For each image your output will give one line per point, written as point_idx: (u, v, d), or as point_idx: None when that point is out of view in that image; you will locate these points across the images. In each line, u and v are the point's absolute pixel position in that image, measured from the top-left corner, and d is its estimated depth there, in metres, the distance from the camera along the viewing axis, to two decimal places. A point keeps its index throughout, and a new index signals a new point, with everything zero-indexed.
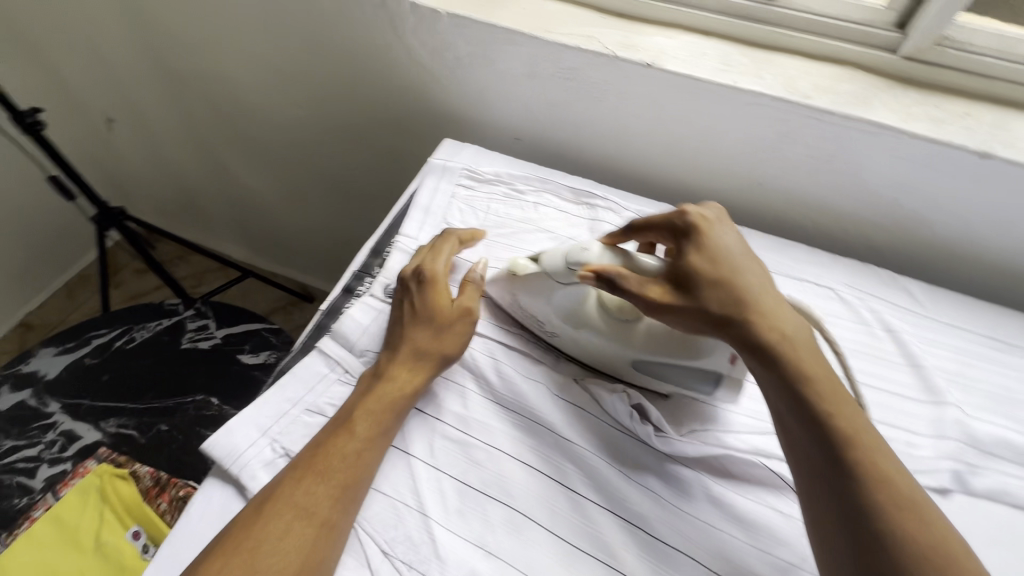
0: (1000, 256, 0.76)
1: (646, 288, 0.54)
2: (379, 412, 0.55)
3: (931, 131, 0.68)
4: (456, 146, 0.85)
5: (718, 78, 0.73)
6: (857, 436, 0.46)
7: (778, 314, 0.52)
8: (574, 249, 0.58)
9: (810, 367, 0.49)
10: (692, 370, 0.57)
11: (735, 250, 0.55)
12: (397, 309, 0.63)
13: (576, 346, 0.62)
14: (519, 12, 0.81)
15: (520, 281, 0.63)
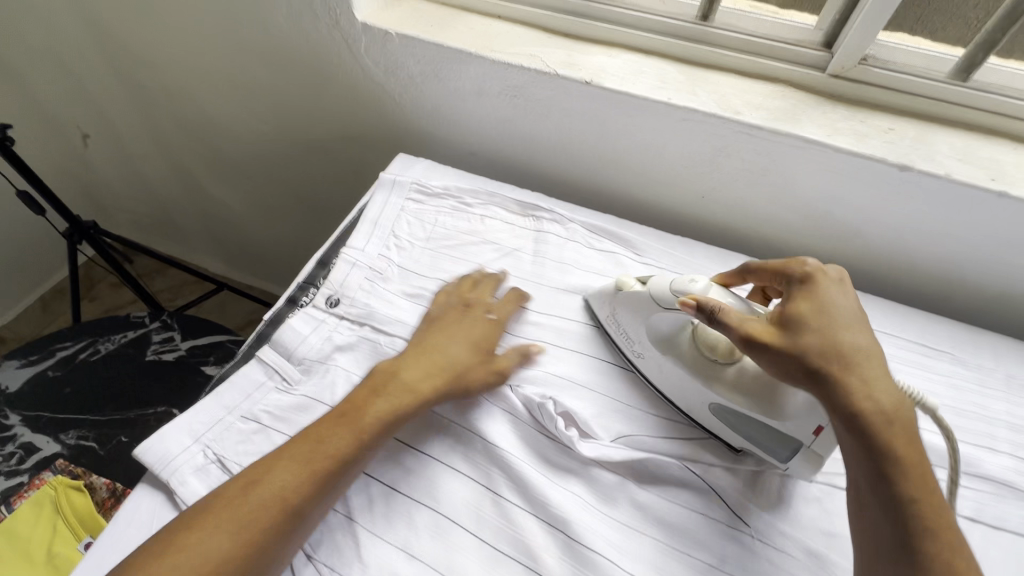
0: (931, 265, 0.79)
1: (746, 322, 0.54)
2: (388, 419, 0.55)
3: (854, 145, 0.71)
4: (408, 161, 0.88)
5: (654, 95, 0.76)
6: (933, 511, 0.45)
7: (873, 374, 0.50)
8: (682, 279, 0.61)
9: (897, 432, 0.48)
10: (771, 430, 0.55)
11: (845, 309, 0.54)
12: (463, 330, 0.65)
13: (655, 371, 0.63)
14: (467, 33, 0.85)
15: (624, 299, 0.65)
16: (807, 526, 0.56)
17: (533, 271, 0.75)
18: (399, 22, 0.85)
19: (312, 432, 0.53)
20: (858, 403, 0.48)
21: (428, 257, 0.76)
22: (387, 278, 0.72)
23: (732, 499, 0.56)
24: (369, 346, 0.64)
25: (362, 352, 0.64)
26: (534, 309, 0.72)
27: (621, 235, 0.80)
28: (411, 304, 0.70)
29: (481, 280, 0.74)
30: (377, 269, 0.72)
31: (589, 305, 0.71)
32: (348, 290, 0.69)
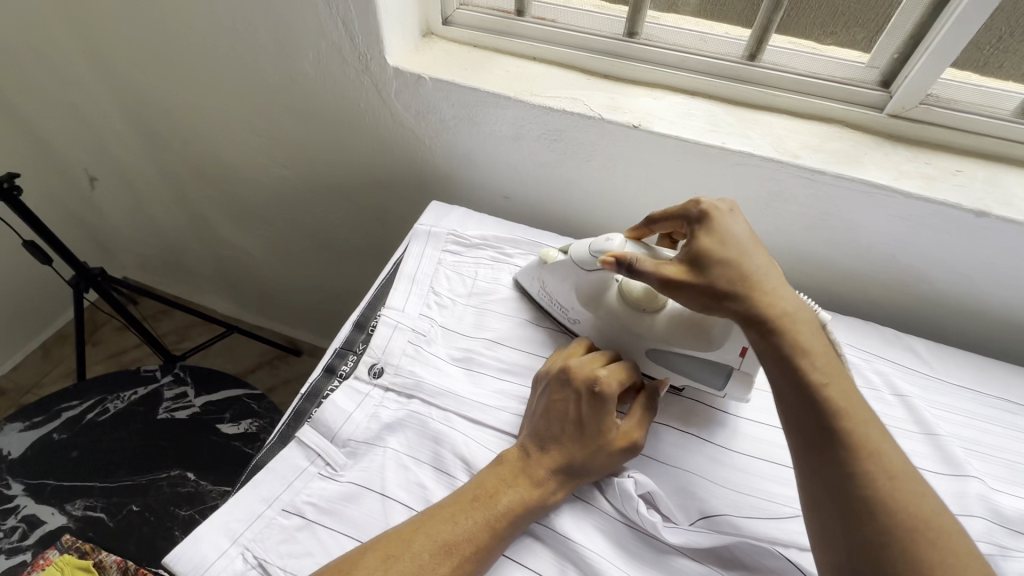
0: (1005, 310, 0.75)
1: (660, 267, 0.55)
2: (520, 509, 0.51)
3: (924, 190, 0.67)
4: (442, 210, 0.84)
5: (707, 139, 0.72)
6: (847, 410, 0.46)
7: (775, 286, 0.51)
8: (598, 241, 0.63)
9: (806, 335, 0.49)
10: (704, 360, 0.60)
11: (739, 231, 0.55)
12: (571, 403, 0.57)
13: (595, 330, 0.66)
14: (504, 76, 0.82)
15: (549, 270, 0.68)
16: None
17: None
18: (432, 67, 0.82)
19: (438, 510, 0.51)
20: (767, 316, 0.50)
21: (472, 315, 0.71)
22: (431, 341, 0.67)
23: None
24: (420, 423, 0.59)
25: (412, 429, 0.58)
26: None
27: None
28: (457, 370, 0.65)
29: (530, 340, 0.68)
30: (420, 331, 0.67)
31: (518, 280, 0.74)
32: (391, 356, 0.64)
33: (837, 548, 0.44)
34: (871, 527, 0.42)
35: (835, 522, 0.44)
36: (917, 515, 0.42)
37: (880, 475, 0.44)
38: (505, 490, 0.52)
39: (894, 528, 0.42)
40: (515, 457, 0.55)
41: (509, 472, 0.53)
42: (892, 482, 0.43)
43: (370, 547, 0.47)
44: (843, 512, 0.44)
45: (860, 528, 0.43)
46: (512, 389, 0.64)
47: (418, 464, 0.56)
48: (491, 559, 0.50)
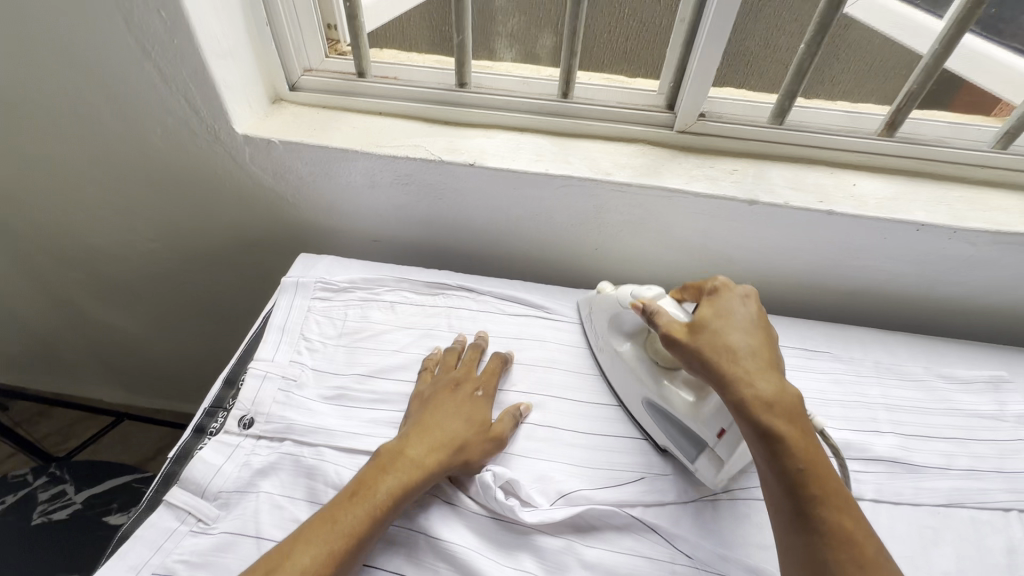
0: (796, 275, 0.90)
1: (670, 326, 0.62)
2: (400, 491, 0.56)
3: (709, 189, 0.81)
4: (310, 260, 0.88)
5: (534, 167, 0.83)
6: (819, 488, 0.51)
7: (764, 371, 0.57)
8: (641, 287, 0.70)
9: (781, 416, 0.54)
10: (682, 427, 0.63)
11: (741, 314, 0.62)
12: (461, 401, 0.67)
13: (611, 364, 0.72)
14: (352, 132, 0.89)
15: (598, 301, 0.76)
16: (743, 544, 0.60)
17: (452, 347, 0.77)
18: (281, 130, 0.88)
19: (322, 514, 0.54)
20: (755, 399, 0.55)
21: (343, 353, 0.75)
22: (303, 385, 0.70)
23: (671, 535, 0.59)
24: (294, 463, 0.62)
25: (286, 470, 0.61)
26: None
27: (528, 298, 0.84)
28: (329, 407, 0.68)
29: (400, 367, 0.74)
30: (290, 377, 0.70)
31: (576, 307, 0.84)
32: (262, 406, 0.67)
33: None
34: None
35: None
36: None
37: (849, 566, 0.48)
38: (388, 475, 0.57)
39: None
40: (398, 447, 0.60)
41: (391, 461, 0.59)
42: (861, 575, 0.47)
43: (260, 558, 0.51)
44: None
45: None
46: (384, 416, 0.68)
47: (292, 502, 0.59)
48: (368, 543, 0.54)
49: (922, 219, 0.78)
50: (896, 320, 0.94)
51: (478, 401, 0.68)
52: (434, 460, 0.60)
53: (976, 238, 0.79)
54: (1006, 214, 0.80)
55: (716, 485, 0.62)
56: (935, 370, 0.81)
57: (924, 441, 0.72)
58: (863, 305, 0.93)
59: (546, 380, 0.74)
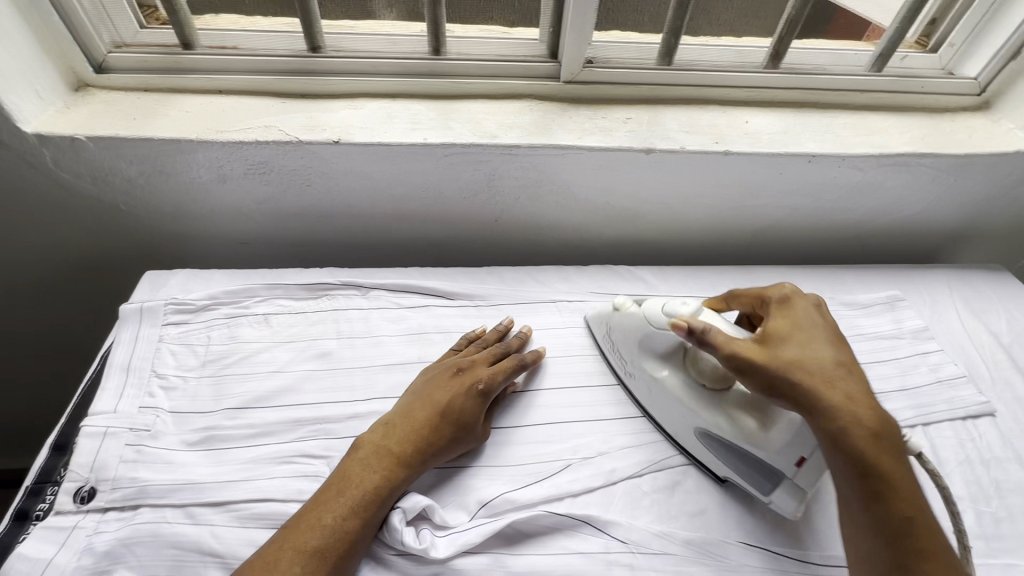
0: (701, 222, 0.88)
1: (737, 344, 0.53)
2: (355, 524, 0.50)
3: (604, 142, 0.75)
4: (159, 278, 0.73)
5: (409, 138, 0.73)
6: (920, 537, 0.46)
7: (861, 398, 0.51)
8: (674, 300, 0.61)
9: (884, 451, 0.48)
10: (753, 460, 0.56)
11: (824, 330, 0.56)
12: (407, 407, 0.60)
13: (645, 388, 0.64)
14: (184, 117, 0.73)
15: (619, 322, 0.65)
16: (677, 516, 0.57)
17: (342, 356, 0.67)
18: (89, 123, 0.71)
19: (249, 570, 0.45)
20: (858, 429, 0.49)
21: (209, 385, 0.63)
22: (159, 434, 0.58)
23: (605, 523, 0.55)
24: (153, 533, 0.51)
25: (144, 545, 0.50)
26: (355, 398, 0.63)
27: (425, 286, 0.75)
28: (196, 454, 0.57)
29: (282, 390, 0.63)
30: (141, 426, 0.58)
31: (585, 319, 0.74)
32: (105, 470, 0.54)
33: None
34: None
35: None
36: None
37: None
38: (337, 511, 0.50)
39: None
40: (339, 476, 0.53)
41: (335, 490, 0.52)
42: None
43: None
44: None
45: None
46: (265, 451, 0.58)
47: None
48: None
49: (813, 150, 0.78)
50: (799, 253, 0.95)
51: (428, 399, 0.60)
52: (386, 479, 0.53)
53: (863, 163, 0.80)
54: (886, 136, 0.81)
55: (794, 516, 0.56)
56: (837, 300, 0.82)
57: None
58: (767, 243, 0.93)
59: None
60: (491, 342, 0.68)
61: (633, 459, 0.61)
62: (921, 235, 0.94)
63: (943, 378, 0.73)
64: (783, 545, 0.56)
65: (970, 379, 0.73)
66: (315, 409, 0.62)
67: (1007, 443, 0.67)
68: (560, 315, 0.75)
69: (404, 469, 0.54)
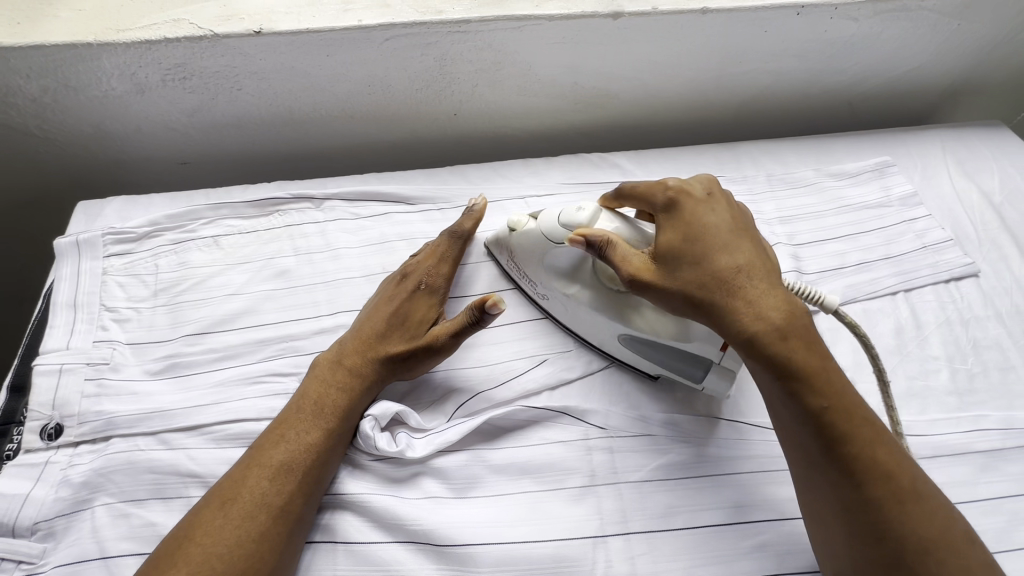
0: (679, 99, 0.80)
1: (631, 259, 0.51)
2: (319, 437, 0.50)
3: (565, 8, 0.66)
4: (93, 208, 0.67)
5: (342, 21, 0.64)
6: (846, 421, 0.44)
7: (763, 291, 0.49)
8: (570, 209, 0.55)
9: (789, 340, 0.46)
10: (707, 356, 0.53)
11: (714, 224, 0.52)
12: (360, 320, 0.58)
13: (590, 328, 0.57)
14: (78, 16, 0.63)
15: (518, 244, 0.59)
16: (654, 399, 0.57)
17: (301, 273, 0.63)
18: None
19: (220, 494, 0.46)
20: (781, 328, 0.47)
21: (164, 314, 0.60)
22: (119, 366, 0.56)
23: (583, 412, 0.55)
24: (127, 461, 0.50)
25: (120, 473, 0.49)
26: (319, 314, 0.60)
27: (382, 192, 0.70)
28: (160, 383, 0.55)
29: (241, 312, 0.60)
30: (98, 360, 0.56)
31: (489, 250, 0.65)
32: (67, 407, 0.53)
33: (838, 559, 0.44)
34: (870, 551, 0.42)
35: (833, 538, 0.44)
36: (933, 540, 0.41)
37: (890, 500, 0.42)
38: (297, 430, 0.50)
39: (902, 557, 0.41)
40: (298, 397, 0.52)
41: (297, 409, 0.51)
42: (905, 504, 0.42)
43: (146, 565, 0.43)
44: (846, 530, 0.43)
45: (855, 549, 0.43)
46: (232, 374, 0.56)
47: (138, 505, 0.48)
48: (313, 499, 0.48)
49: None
50: (787, 124, 0.88)
51: (376, 309, 0.58)
52: (344, 392, 0.53)
53: (857, 12, 0.71)
54: None
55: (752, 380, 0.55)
56: (825, 170, 0.77)
57: (818, 246, 0.70)
58: (752, 117, 0.86)
59: None
60: (440, 235, 0.63)
61: None
62: (917, 95, 0.87)
63: (930, 243, 0.70)
64: (766, 418, 0.56)
65: (956, 242, 0.71)
66: (279, 328, 0.59)
67: (989, 302, 0.66)
68: (529, 211, 0.71)
69: (362, 379, 0.54)
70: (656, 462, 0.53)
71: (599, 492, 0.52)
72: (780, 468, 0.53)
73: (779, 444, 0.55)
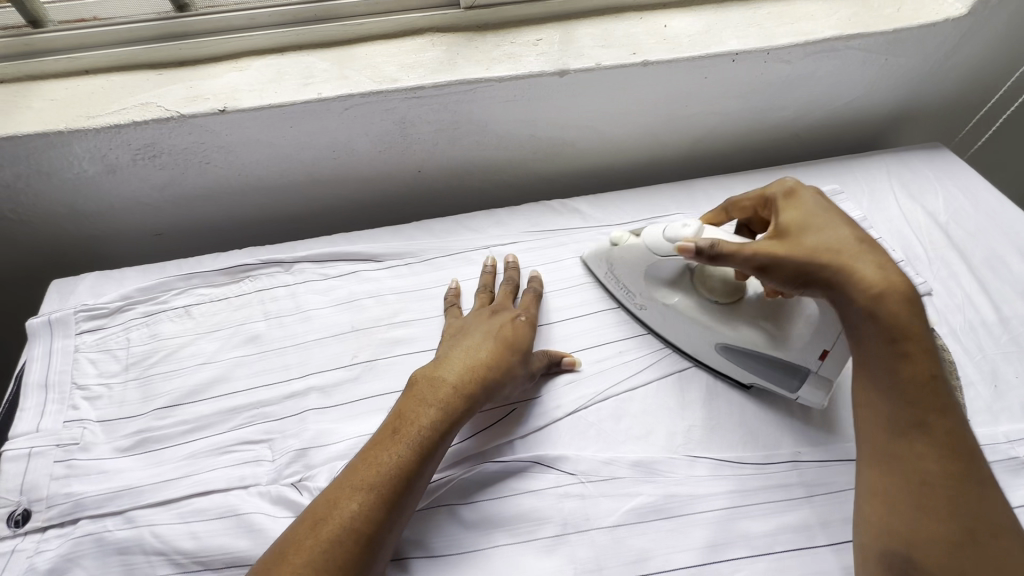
0: (634, 143, 0.84)
1: (746, 249, 0.52)
2: (417, 454, 0.48)
3: (514, 70, 0.70)
4: (67, 285, 0.69)
5: (302, 95, 0.67)
6: (942, 399, 0.46)
7: (888, 270, 0.49)
8: (675, 223, 0.57)
9: (907, 318, 0.47)
10: (772, 364, 0.58)
11: (840, 211, 0.54)
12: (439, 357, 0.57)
13: (659, 318, 0.64)
14: (49, 106, 0.66)
15: (621, 254, 0.64)
16: (625, 441, 0.58)
17: (271, 338, 0.64)
18: None
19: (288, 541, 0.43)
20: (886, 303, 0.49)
21: (135, 389, 0.60)
22: (89, 445, 0.56)
23: (554, 459, 0.56)
24: (95, 544, 0.50)
25: (88, 556, 0.49)
26: (289, 377, 0.61)
27: (350, 252, 0.72)
28: (130, 459, 0.55)
29: (212, 381, 0.61)
30: (69, 439, 0.56)
31: (586, 261, 0.71)
32: (36, 490, 0.53)
33: (898, 538, 0.44)
34: (941, 530, 0.43)
35: (901, 516, 0.44)
36: (994, 522, 0.43)
37: (962, 479, 0.44)
38: (391, 448, 0.48)
39: (966, 533, 0.42)
40: (390, 418, 0.51)
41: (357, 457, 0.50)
42: (978, 490, 0.44)
43: None
44: (918, 508, 0.44)
45: (923, 530, 0.43)
46: (204, 445, 0.56)
47: None
48: (386, 536, 0.45)
49: (736, 47, 0.73)
50: (740, 159, 0.92)
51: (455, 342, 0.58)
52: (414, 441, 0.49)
53: (789, 55, 0.76)
54: (814, 21, 0.77)
55: (825, 403, 0.58)
56: None
57: None
58: (705, 155, 0.90)
59: (392, 337, 0.65)
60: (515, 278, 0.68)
61: (577, 392, 0.61)
62: (859, 124, 0.92)
63: None
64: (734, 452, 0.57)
65: (908, 263, 0.74)
66: (250, 395, 0.60)
67: (943, 320, 0.68)
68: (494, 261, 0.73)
69: (467, 399, 0.52)
70: (628, 504, 0.53)
71: (572, 540, 0.52)
72: (750, 502, 0.54)
73: (748, 477, 0.55)
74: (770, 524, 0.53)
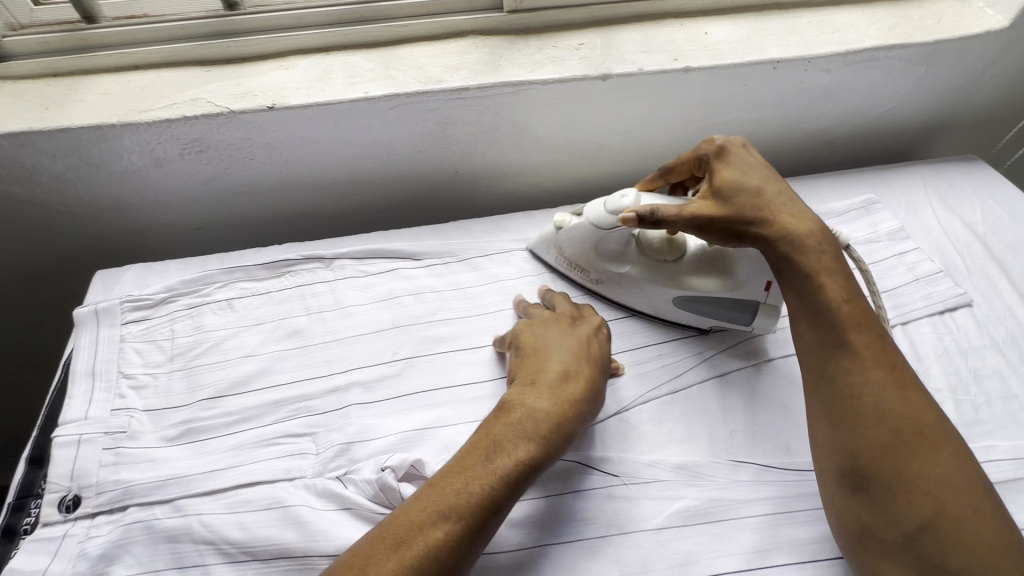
0: (669, 148, 0.85)
1: (689, 210, 0.58)
2: (503, 482, 0.47)
3: (558, 73, 0.71)
4: (112, 275, 0.70)
5: (349, 94, 0.68)
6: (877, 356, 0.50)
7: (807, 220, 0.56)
8: (613, 196, 0.62)
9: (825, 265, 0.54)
10: (728, 303, 0.63)
11: (760, 166, 0.60)
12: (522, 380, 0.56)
13: (619, 288, 0.68)
14: (102, 99, 0.67)
15: (567, 236, 0.68)
16: (666, 444, 0.58)
17: (312, 332, 0.65)
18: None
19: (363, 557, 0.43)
20: (773, 246, 0.55)
21: (180, 379, 0.61)
22: (136, 434, 0.57)
23: (597, 460, 0.56)
24: (144, 531, 0.50)
25: (138, 544, 0.50)
26: (331, 372, 0.62)
27: (389, 249, 0.73)
28: (175, 449, 0.56)
29: (256, 374, 0.61)
30: (116, 428, 0.57)
31: (531, 250, 0.74)
32: (85, 477, 0.53)
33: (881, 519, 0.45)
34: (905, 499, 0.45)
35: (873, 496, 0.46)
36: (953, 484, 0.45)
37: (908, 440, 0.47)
38: (477, 473, 0.48)
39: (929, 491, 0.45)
40: (478, 440, 0.50)
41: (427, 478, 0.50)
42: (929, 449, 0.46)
43: None
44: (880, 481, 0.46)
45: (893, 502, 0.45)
46: (249, 437, 0.57)
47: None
48: (465, 564, 0.45)
49: (777, 55, 0.74)
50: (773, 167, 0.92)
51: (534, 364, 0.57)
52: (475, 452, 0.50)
53: (830, 64, 0.76)
54: (853, 30, 0.77)
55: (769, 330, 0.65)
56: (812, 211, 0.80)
57: None
58: None
59: (432, 335, 0.65)
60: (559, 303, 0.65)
61: (618, 394, 0.61)
62: (893, 134, 0.92)
63: (921, 276, 0.73)
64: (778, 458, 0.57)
65: (947, 273, 0.73)
66: (293, 388, 0.60)
67: (984, 331, 0.68)
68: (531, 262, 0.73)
69: (561, 428, 0.51)
70: (672, 508, 0.53)
71: (616, 542, 0.52)
72: (795, 509, 0.53)
73: (791, 484, 0.55)
74: (815, 531, 0.52)
